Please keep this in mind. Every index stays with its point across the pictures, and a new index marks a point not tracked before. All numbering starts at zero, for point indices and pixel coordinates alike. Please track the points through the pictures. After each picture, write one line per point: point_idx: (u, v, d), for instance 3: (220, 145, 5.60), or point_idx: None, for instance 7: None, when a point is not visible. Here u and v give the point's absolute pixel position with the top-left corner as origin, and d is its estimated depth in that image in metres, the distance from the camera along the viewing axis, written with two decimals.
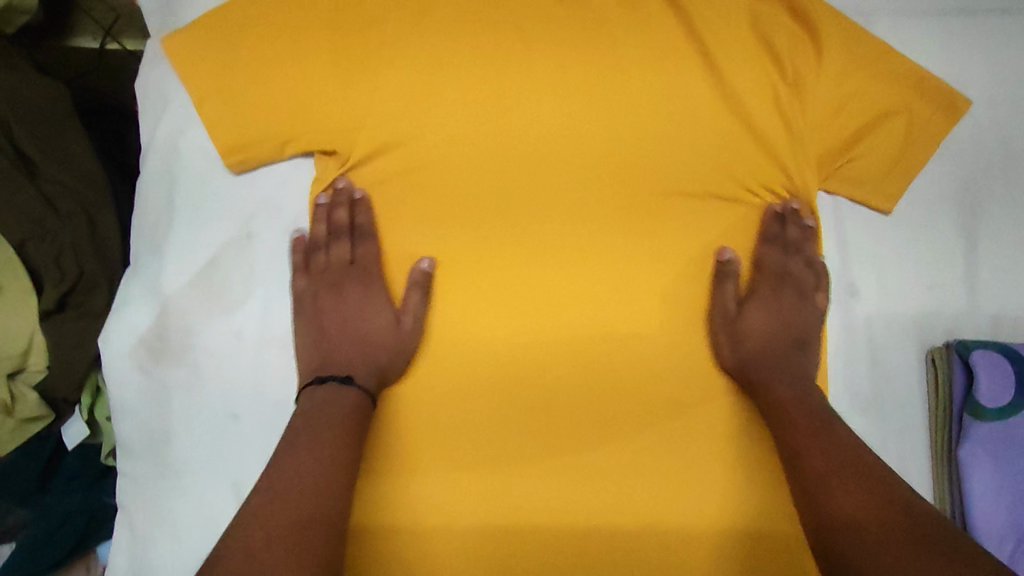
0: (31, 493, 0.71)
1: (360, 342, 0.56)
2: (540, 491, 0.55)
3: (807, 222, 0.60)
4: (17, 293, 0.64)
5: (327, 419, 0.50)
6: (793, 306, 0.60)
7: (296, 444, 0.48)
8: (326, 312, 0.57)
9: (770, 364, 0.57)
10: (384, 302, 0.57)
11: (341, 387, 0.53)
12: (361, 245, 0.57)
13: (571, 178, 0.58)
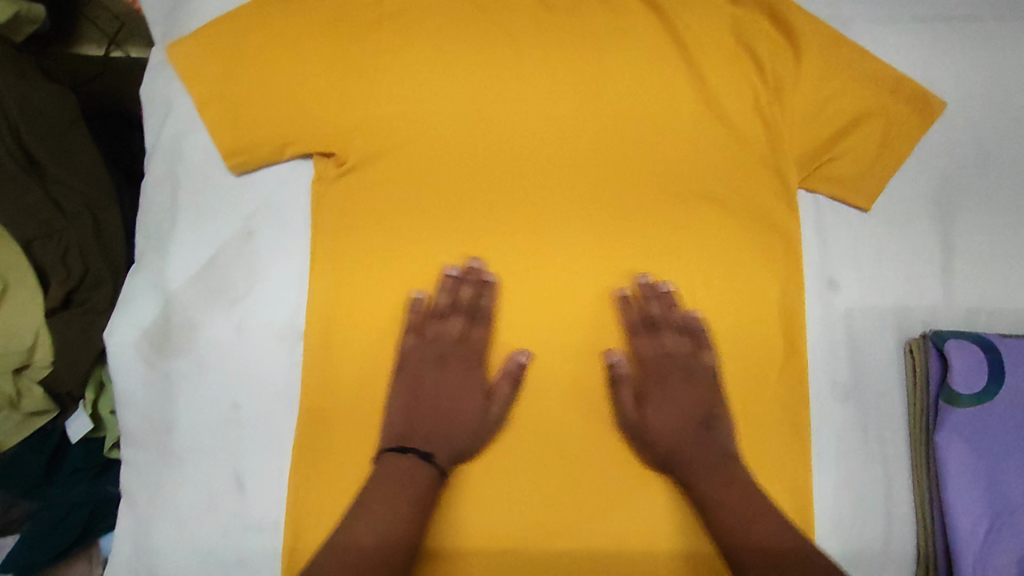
0: (37, 485, 0.73)
1: (451, 418, 0.58)
2: (534, 475, 0.58)
3: (663, 291, 0.61)
4: (22, 292, 0.66)
5: (402, 487, 0.53)
6: (692, 393, 0.60)
7: (364, 516, 0.52)
8: (424, 386, 0.59)
9: (678, 423, 0.59)
10: (479, 381, 0.59)
11: (421, 462, 0.55)
12: (472, 324, 0.60)
13: (562, 176, 0.61)
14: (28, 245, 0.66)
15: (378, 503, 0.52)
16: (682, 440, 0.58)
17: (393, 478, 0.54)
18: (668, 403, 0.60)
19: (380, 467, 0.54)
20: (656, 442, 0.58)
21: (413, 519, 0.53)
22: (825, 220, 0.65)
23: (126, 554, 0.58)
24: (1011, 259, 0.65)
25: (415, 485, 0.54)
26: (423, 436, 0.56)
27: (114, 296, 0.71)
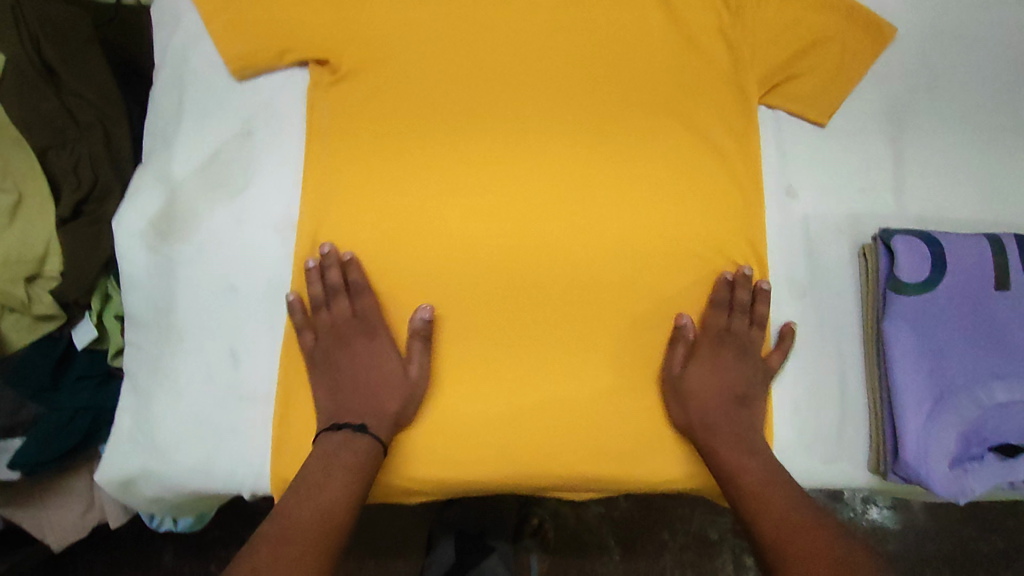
0: (45, 389, 0.77)
1: (371, 395, 0.61)
2: (511, 359, 0.64)
3: (758, 285, 0.64)
4: (35, 201, 0.72)
5: (348, 460, 0.57)
6: (730, 365, 0.64)
7: (317, 485, 0.55)
8: (358, 359, 0.62)
9: (714, 415, 0.62)
10: (390, 352, 0.62)
11: (357, 436, 0.58)
12: (359, 299, 0.62)
13: (538, 91, 0.66)
14: (44, 153, 0.72)
15: (321, 477, 0.56)
16: (722, 427, 0.62)
17: (330, 452, 0.57)
18: (715, 370, 0.64)
19: (318, 445, 0.58)
20: (686, 416, 0.62)
21: (355, 489, 0.56)
22: (784, 134, 0.69)
23: (126, 428, 0.62)
24: (957, 172, 0.69)
25: (355, 456, 0.57)
26: (359, 409, 0.60)
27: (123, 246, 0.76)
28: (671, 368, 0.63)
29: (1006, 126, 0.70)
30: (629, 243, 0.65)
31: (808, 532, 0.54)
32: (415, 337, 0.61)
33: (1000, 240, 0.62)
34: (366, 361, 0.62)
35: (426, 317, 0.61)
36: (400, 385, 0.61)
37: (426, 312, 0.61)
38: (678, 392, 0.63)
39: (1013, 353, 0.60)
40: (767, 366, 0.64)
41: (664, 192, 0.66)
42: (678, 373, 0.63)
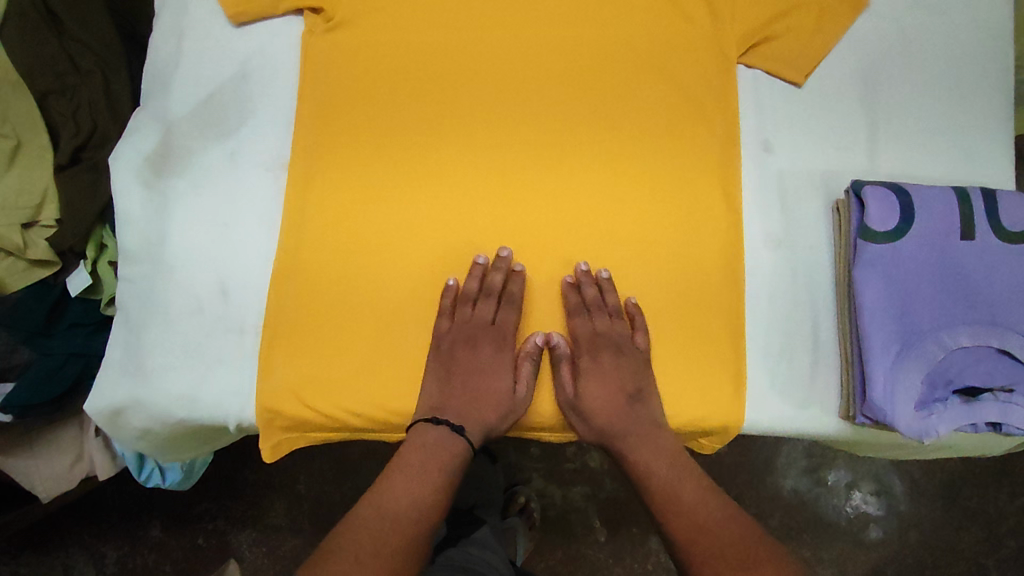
0: (37, 333, 0.79)
1: (483, 395, 0.65)
2: (495, 302, 0.65)
3: (600, 276, 0.65)
4: (36, 147, 0.75)
5: (436, 453, 0.62)
6: (605, 369, 0.66)
7: (400, 479, 0.61)
8: (458, 363, 0.65)
9: (618, 426, 0.65)
10: (506, 364, 0.66)
11: (454, 432, 0.63)
12: (503, 309, 0.66)
13: (525, 45, 0.68)
14: (44, 98, 0.74)
15: (411, 469, 0.61)
16: (626, 429, 0.65)
17: (423, 444, 0.62)
18: (600, 378, 0.66)
19: (415, 434, 0.62)
20: (588, 425, 0.66)
21: (446, 481, 0.62)
22: (762, 93, 0.72)
23: (116, 358, 0.63)
24: (928, 133, 0.72)
25: (446, 450, 0.63)
26: (459, 406, 0.64)
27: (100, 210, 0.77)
28: (567, 395, 0.65)
29: (975, 89, 0.72)
30: (611, 193, 0.67)
31: (708, 533, 0.60)
32: (527, 356, 0.65)
33: (966, 192, 0.64)
34: (481, 369, 0.66)
35: (540, 341, 0.66)
36: (494, 396, 0.65)
37: (543, 337, 0.66)
38: (579, 410, 0.65)
39: (977, 299, 0.62)
40: (643, 359, 0.66)
41: (645, 147, 0.68)
42: (572, 396, 0.65)
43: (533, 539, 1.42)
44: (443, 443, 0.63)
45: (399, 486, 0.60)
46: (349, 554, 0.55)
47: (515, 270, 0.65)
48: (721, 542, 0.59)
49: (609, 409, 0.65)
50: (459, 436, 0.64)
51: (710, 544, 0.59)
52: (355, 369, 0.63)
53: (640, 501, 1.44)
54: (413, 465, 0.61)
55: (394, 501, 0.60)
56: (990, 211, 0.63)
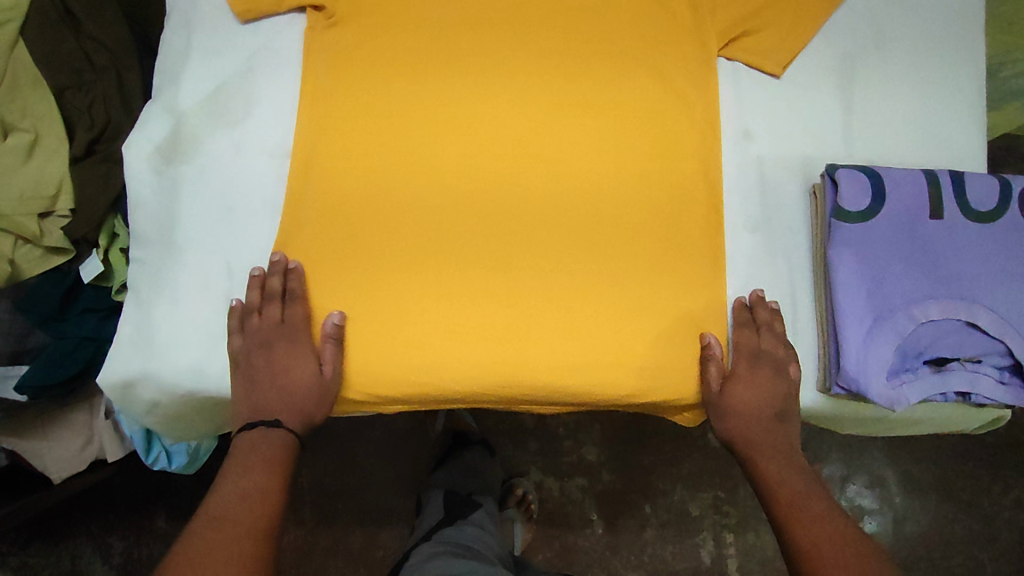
0: (52, 317, 0.83)
1: (276, 396, 0.65)
2: (489, 280, 0.68)
3: (773, 304, 0.69)
4: (53, 141, 0.78)
5: (255, 451, 0.63)
6: (760, 383, 0.68)
7: (230, 477, 0.62)
8: (259, 366, 0.65)
9: (757, 436, 0.68)
10: (306, 354, 0.66)
11: (271, 430, 0.64)
12: (290, 306, 0.65)
13: (516, 39, 0.72)
14: (61, 93, 0.78)
15: (234, 470, 0.62)
16: (767, 444, 0.68)
17: (242, 449, 0.63)
18: (752, 387, 0.67)
19: (237, 443, 0.64)
20: (726, 429, 0.68)
21: (274, 475, 0.62)
22: (741, 84, 0.75)
23: (127, 335, 0.67)
24: (901, 121, 0.75)
25: (262, 448, 0.63)
26: (268, 409, 0.65)
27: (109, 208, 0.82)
28: (709, 388, 0.68)
29: (946, 80, 0.76)
30: (598, 178, 0.71)
31: (834, 545, 0.60)
32: (327, 340, 0.65)
33: (936, 174, 0.67)
34: (251, 370, 0.65)
35: (337, 321, 0.65)
36: (301, 392, 0.65)
37: (339, 316, 0.65)
38: (720, 409, 0.68)
39: (946, 276, 0.65)
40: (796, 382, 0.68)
41: (630, 134, 0.72)
42: (718, 394, 0.67)
43: (532, 530, 1.45)
44: (271, 442, 0.64)
45: (226, 492, 0.61)
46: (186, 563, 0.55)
47: (290, 268, 0.66)
48: (848, 555, 0.59)
49: (752, 419, 0.68)
50: (282, 433, 0.65)
51: (839, 555, 0.59)
52: (354, 343, 0.66)
53: (637, 493, 1.46)
54: (236, 470, 0.62)
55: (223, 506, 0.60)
56: (958, 192, 0.66)
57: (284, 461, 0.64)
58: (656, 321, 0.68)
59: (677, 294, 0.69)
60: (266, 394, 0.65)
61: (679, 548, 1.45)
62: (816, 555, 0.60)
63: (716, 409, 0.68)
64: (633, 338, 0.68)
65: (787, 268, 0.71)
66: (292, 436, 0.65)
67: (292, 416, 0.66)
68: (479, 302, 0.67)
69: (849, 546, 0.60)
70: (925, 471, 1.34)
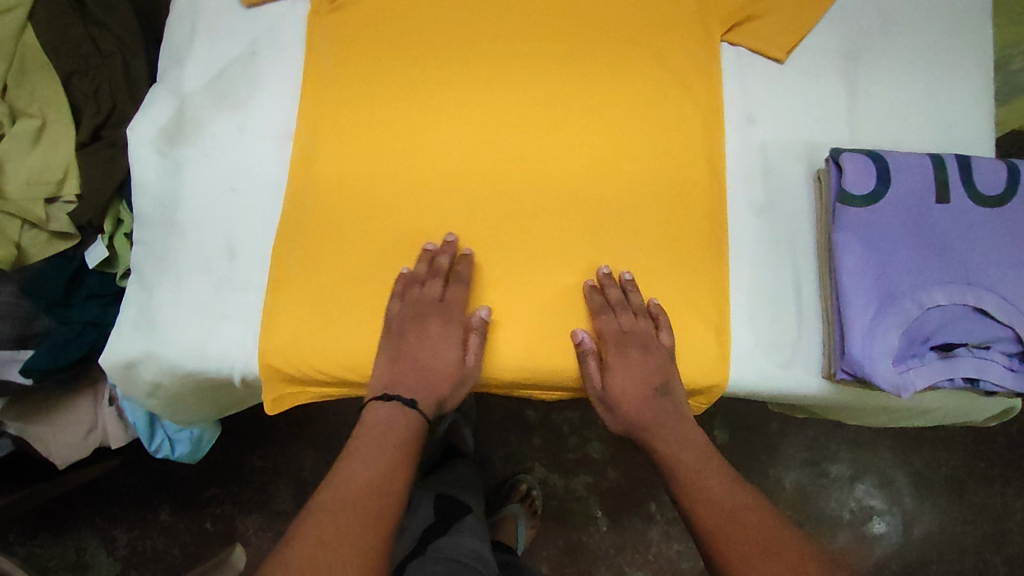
0: (57, 302, 0.83)
1: (434, 376, 0.65)
2: (490, 263, 0.68)
3: (623, 276, 0.67)
4: (60, 127, 0.79)
5: (383, 433, 0.63)
6: (629, 362, 0.66)
7: (362, 458, 0.61)
8: (408, 343, 0.65)
9: (647, 422, 0.67)
10: (456, 338, 0.66)
11: (402, 409, 0.64)
12: (452, 287, 0.66)
13: (519, 24, 0.72)
14: (68, 79, 0.79)
15: (368, 451, 0.62)
16: (656, 430, 0.66)
17: (378, 423, 0.63)
18: (624, 370, 0.66)
19: (368, 418, 0.63)
20: (620, 417, 0.68)
21: (401, 457, 0.62)
22: (745, 69, 0.75)
23: (130, 315, 0.67)
24: (907, 106, 0.74)
25: (398, 428, 0.63)
26: (409, 386, 0.65)
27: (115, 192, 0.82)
28: (593, 384, 0.66)
29: (954, 66, 0.75)
30: (600, 163, 0.70)
31: (733, 527, 0.59)
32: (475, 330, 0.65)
33: (941, 158, 0.66)
34: (433, 354, 0.65)
35: (484, 316, 0.65)
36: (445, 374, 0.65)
37: (486, 312, 0.66)
38: (606, 400, 0.67)
39: (953, 260, 0.64)
40: (667, 355, 0.67)
41: (631, 119, 0.71)
42: (600, 389, 0.66)
43: (536, 527, 1.43)
44: (397, 422, 0.63)
45: (377, 472, 0.60)
46: (317, 539, 0.55)
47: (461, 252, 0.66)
48: (752, 539, 0.58)
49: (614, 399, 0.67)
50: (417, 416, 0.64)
51: (734, 541, 0.58)
52: (353, 325, 0.66)
53: (642, 491, 1.45)
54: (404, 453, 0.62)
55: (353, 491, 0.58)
56: (964, 176, 0.66)
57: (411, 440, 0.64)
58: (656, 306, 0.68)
59: (678, 280, 0.69)
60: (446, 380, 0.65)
61: (684, 546, 1.44)
62: (716, 540, 0.59)
63: (602, 401, 0.67)
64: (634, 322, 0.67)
65: (792, 252, 0.70)
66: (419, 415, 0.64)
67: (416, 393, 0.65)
68: (480, 285, 0.67)
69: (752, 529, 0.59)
70: (936, 471, 1.32)
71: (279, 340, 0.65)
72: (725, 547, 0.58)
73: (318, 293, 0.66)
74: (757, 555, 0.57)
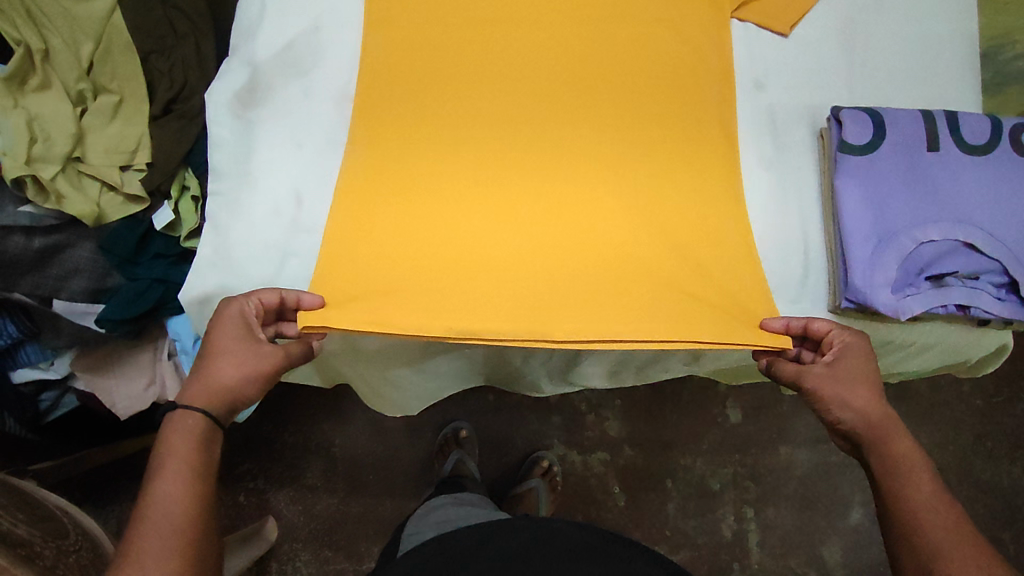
0: (127, 260, 0.91)
1: (230, 382, 0.70)
2: (531, 210, 0.75)
3: (773, 257, 0.77)
4: (135, 101, 0.89)
5: (180, 441, 0.67)
6: (864, 377, 0.70)
7: (164, 469, 0.65)
8: (217, 369, 0.70)
9: (867, 421, 0.70)
10: (263, 352, 0.71)
11: (194, 416, 0.69)
12: (252, 315, 0.70)
13: (552, 4, 0.82)
14: (147, 58, 0.89)
15: (167, 460, 0.66)
16: (898, 470, 0.67)
17: (172, 440, 0.67)
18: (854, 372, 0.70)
19: (166, 436, 0.68)
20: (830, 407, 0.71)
21: (200, 467, 0.67)
22: (752, 42, 0.83)
23: (204, 255, 0.75)
24: (900, 73, 0.82)
25: (186, 439, 0.68)
26: (210, 397, 0.70)
27: (180, 157, 0.90)
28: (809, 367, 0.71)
29: (942, 41, 0.83)
30: (626, 122, 0.79)
31: (931, 521, 0.63)
32: (291, 327, 0.70)
33: (930, 114, 0.74)
34: (234, 353, 0.70)
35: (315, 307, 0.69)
36: (221, 375, 0.70)
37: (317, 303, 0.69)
38: (830, 384, 0.71)
39: (945, 201, 0.71)
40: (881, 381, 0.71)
41: (655, 85, 0.80)
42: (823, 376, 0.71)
43: (556, 502, 1.48)
44: (191, 432, 0.68)
45: (159, 496, 0.64)
46: (147, 552, 0.61)
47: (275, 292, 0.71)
48: (953, 534, 0.62)
49: (871, 429, 0.70)
50: (202, 418, 0.69)
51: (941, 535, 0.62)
52: (407, 258, 0.73)
53: (658, 469, 1.50)
54: (173, 466, 0.66)
55: (152, 514, 0.63)
56: (952, 127, 0.73)
57: (205, 448, 0.69)
58: (680, 247, 0.75)
59: (698, 226, 0.76)
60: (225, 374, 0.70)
61: (700, 522, 1.49)
62: (919, 525, 0.63)
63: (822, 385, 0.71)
64: (660, 260, 0.74)
65: (799, 201, 0.78)
66: (208, 416, 0.69)
67: (211, 393, 0.70)
68: (520, 230, 0.75)
69: (950, 527, 0.62)
70: (944, 450, 1.36)
71: (341, 270, 0.73)
72: (918, 536, 0.63)
73: (375, 233, 0.74)
74: (951, 547, 0.61)
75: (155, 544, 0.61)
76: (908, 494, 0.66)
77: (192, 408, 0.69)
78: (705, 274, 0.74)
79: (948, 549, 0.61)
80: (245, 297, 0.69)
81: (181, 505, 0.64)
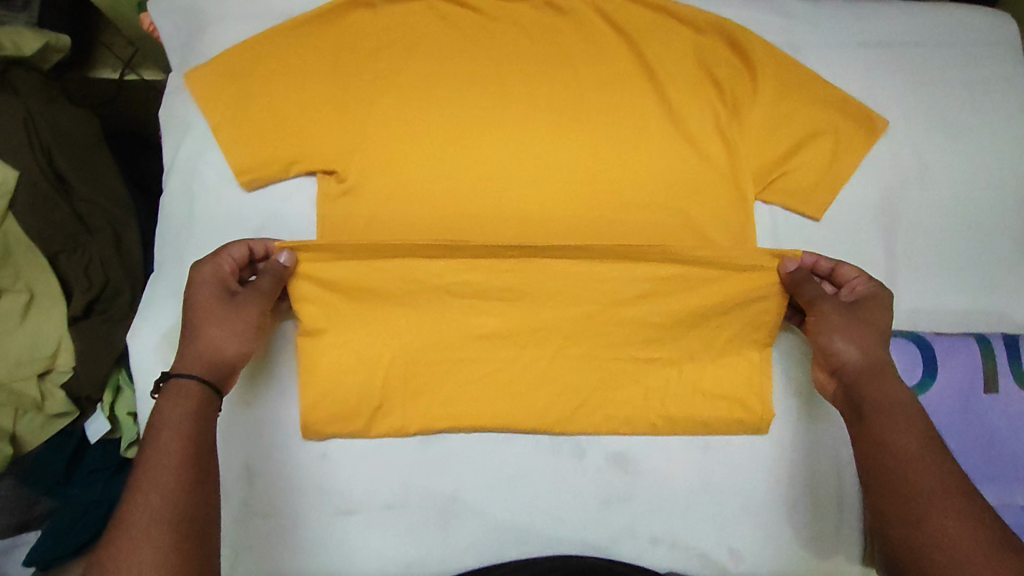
0: (58, 483, 0.79)
1: (218, 342, 0.58)
2: (526, 459, 0.67)
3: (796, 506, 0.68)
4: (49, 302, 0.73)
5: (189, 403, 0.54)
6: (880, 330, 0.62)
7: (164, 435, 0.51)
8: (202, 326, 0.58)
9: (871, 374, 0.59)
10: (250, 295, 0.60)
11: (188, 381, 0.55)
12: (224, 260, 0.61)
13: (543, 193, 0.68)
14: (55, 258, 0.73)
15: (177, 423, 0.52)
16: (891, 419, 0.56)
17: (175, 400, 0.54)
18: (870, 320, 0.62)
19: (167, 390, 0.55)
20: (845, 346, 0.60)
21: (202, 438, 0.53)
22: (780, 229, 0.71)
23: None
24: (945, 265, 0.71)
25: (192, 403, 0.54)
26: (202, 364, 0.57)
27: (111, 367, 0.75)
28: (825, 299, 0.62)
29: (993, 219, 0.72)
30: (635, 343, 0.67)
31: (927, 483, 0.51)
32: (264, 273, 0.61)
33: (989, 342, 0.65)
34: (214, 307, 0.59)
35: (285, 261, 0.61)
36: (203, 340, 0.58)
37: (287, 257, 0.61)
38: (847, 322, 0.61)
39: (1006, 458, 0.63)
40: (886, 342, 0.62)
41: (674, 295, 0.66)
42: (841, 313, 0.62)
43: None
44: (188, 398, 0.54)
45: (160, 461, 0.50)
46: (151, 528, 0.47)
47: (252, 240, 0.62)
48: (954, 511, 0.50)
49: (869, 373, 0.59)
50: (197, 385, 0.55)
51: (936, 508, 0.50)
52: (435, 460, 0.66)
53: None
54: (171, 440, 0.51)
55: (157, 478, 0.49)
56: (1013, 363, 0.64)
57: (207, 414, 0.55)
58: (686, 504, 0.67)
59: (709, 463, 0.68)
60: (212, 334, 0.58)
61: None
62: (923, 498, 0.51)
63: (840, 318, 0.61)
64: (664, 511, 0.67)
65: (831, 436, 0.69)
66: (204, 381, 0.56)
67: (198, 360, 0.57)
68: (514, 488, 0.66)
69: (958, 497, 0.50)
70: None
71: (368, 482, 0.65)
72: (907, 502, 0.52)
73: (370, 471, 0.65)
74: (950, 513, 0.50)
75: (147, 545, 0.46)
76: (896, 448, 0.54)
77: (187, 373, 0.55)
78: (706, 521, 0.67)
79: (941, 512, 0.50)
80: (212, 254, 0.60)
81: (171, 488, 0.49)
